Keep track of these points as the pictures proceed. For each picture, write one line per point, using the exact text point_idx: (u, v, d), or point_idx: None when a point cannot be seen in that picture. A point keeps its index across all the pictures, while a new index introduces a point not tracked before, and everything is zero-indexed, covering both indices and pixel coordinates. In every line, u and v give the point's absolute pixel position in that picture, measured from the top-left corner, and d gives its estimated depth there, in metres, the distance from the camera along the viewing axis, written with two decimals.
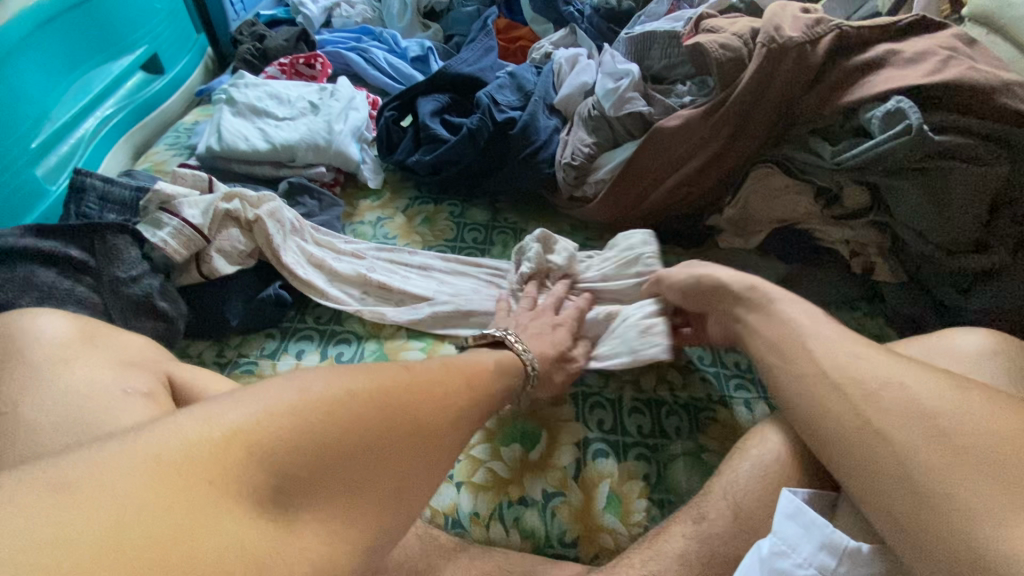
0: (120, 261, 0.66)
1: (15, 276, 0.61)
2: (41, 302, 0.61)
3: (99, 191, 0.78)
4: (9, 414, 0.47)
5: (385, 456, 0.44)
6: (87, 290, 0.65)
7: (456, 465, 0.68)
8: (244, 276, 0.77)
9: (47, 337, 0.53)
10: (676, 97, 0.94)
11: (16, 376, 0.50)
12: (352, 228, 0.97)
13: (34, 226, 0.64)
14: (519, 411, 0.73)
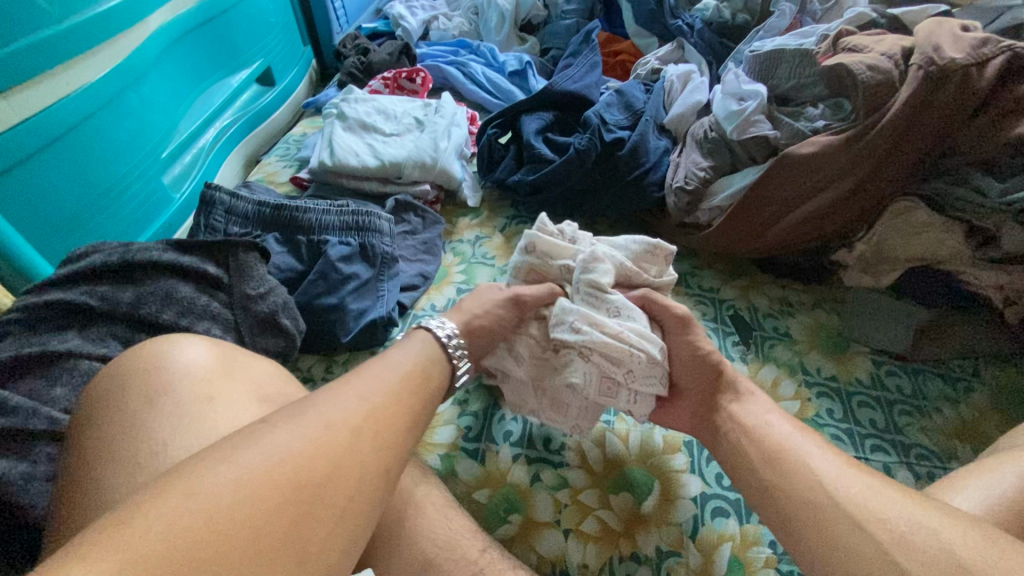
0: (249, 276, 0.65)
1: (158, 289, 0.61)
2: (180, 317, 0.61)
3: (225, 205, 0.81)
4: (160, 459, 0.43)
5: (262, 491, 0.38)
6: (220, 305, 0.64)
7: (563, 511, 0.64)
8: (356, 292, 0.78)
9: (192, 369, 0.49)
10: (807, 121, 0.87)
11: (161, 411, 0.46)
12: (452, 247, 0.96)
13: (177, 240, 0.65)
14: (631, 456, 0.69)
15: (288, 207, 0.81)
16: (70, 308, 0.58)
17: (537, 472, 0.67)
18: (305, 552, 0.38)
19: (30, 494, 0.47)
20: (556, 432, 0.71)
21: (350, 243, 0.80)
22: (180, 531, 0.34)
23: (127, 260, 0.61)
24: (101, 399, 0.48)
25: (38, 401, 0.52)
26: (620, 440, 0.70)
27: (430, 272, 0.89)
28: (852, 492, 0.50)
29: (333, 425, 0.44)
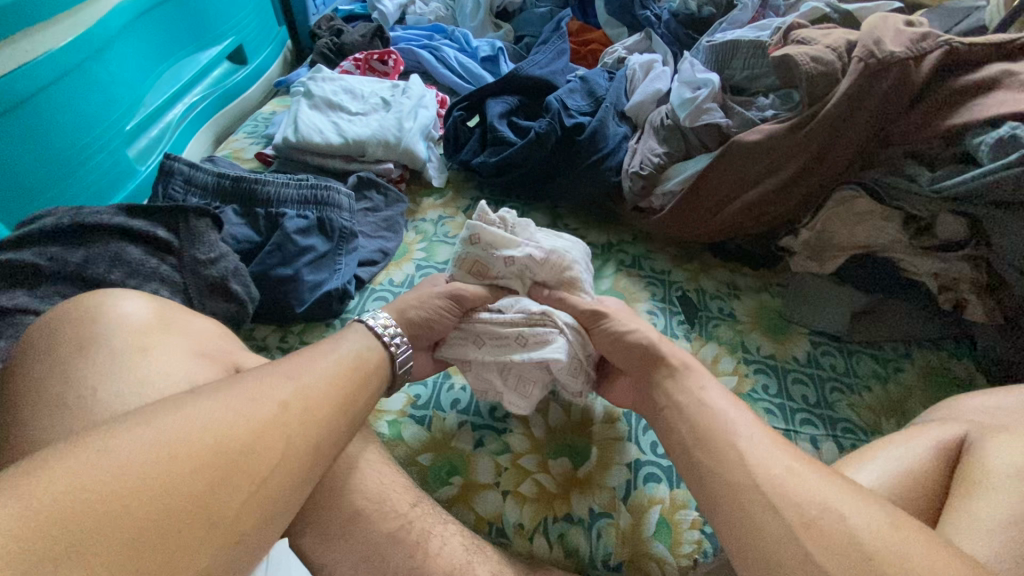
0: (199, 242, 0.66)
1: (107, 250, 0.63)
2: (129, 278, 0.62)
3: (185, 175, 0.82)
4: (91, 400, 0.45)
5: (189, 460, 0.41)
6: (170, 268, 0.66)
7: (503, 474, 0.67)
8: (311, 264, 0.79)
9: (130, 324, 0.51)
10: (758, 110, 0.90)
11: (97, 361, 0.48)
12: (414, 226, 0.98)
13: (128, 205, 0.66)
14: (571, 424, 0.71)
15: (246, 178, 0.82)
16: (17, 266, 0.59)
17: (481, 438, 0.70)
18: (223, 515, 0.41)
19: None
20: (502, 401, 0.73)
21: (308, 216, 0.82)
22: (92, 489, 0.37)
23: (78, 222, 0.62)
24: (34, 352, 0.49)
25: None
26: (563, 410, 0.73)
27: (389, 248, 0.91)
28: (758, 453, 0.53)
29: (265, 402, 0.47)
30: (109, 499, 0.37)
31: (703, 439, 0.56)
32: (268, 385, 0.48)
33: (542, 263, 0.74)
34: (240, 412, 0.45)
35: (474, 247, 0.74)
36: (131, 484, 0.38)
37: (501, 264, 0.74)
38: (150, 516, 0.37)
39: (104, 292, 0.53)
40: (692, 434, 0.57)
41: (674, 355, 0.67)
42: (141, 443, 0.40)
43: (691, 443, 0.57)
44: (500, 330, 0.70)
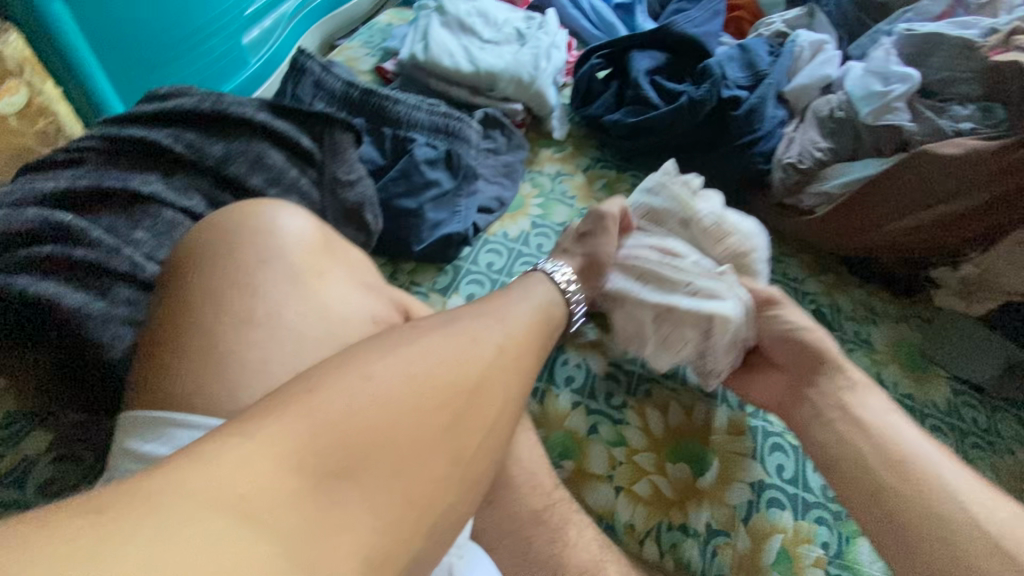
0: (341, 158, 0.60)
1: (248, 149, 0.56)
2: (269, 185, 0.56)
3: (315, 76, 0.75)
4: (275, 321, 0.40)
5: (424, 391, 0.38)
6: (309, 183, 0.59)
7: (617, 468, 0.62)
8: (435, 200, 0.73)
9: (294, 240, 0.44)
10: (950, 118, 0.78)
11: (271, 277, 0.42)
12: (530, 177, 0.89)
13: (273, 102, 0.59)
14: (693, 429, 0.65)
15: (377, 93, 0.75)
16: (155, 150, 0.54)
17: (595, 424, 0.64)
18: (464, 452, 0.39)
19: (108, 333, 0.44)
20: (619, 389, 0.67)
21: (436, 147, 0.75)
22: (345, 421, 0.35)
23: (219, 111, 0.56)
24: (193, 253, 0.43)
25: (118, 240, 0.48)
26: (685, 412, 0.67)
27: (506, 197, 0.83)
28: (952, 495, 0.49)
29: (478, 341, 0.44)
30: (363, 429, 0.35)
31: (871, 479, 0.52)
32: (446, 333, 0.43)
33: (721, 230, 0.68)
34: (455, 345, 0.42)
35: (655, 195, 0.72)
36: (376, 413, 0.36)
37: (677, 221, 0.70)
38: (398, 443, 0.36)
39: (267, 199, 0.46)
40: (851, 474, 0.53)
41: (833, 364, 0.61)
42: (376, 373, 0.38)
43: (864, 481, 0.52)
44: (651, 259, 0.67)
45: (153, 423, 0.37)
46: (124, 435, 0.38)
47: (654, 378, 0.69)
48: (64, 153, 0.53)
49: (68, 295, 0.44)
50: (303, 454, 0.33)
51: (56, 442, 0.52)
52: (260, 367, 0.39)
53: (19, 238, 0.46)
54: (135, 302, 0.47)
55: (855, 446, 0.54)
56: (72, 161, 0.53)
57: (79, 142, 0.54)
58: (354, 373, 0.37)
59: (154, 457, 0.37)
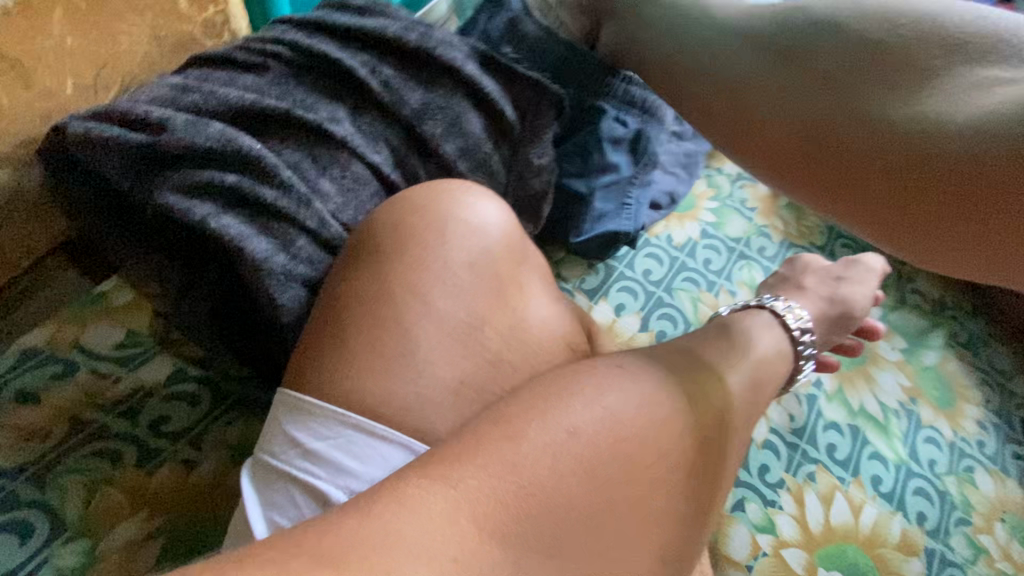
0: (539, 141, 0.51)
1: (451, 107, 0.47)
2: (461, 158, 0.47)
3: (512, 15, 0.63)
4: (470, 333, 0.38)
5: (633, 469, 0.33)
6: (500, 162, 0.49)
7: (760, 559, 0.52)
8: (609, 186, 0.62)
9: (494, 237, 0.40)
10: None
11: (472, 280, 0.38)
12: (707, 173, 0.75)
13: (484, 51, 0.49)
14: (855, 535, 0.54)
15: (580, 48, 0.61)
16: (347, 78, 0.45)
17: (742, 499, 0.54)
18: (666, 546, 0.34)
19: (288, 294, 0.39)
20: (776, 462, 0.56)
21: (626, 125, 0.63)
22: (553, 485, 0.31)
23: (425, 48, 0.47)
24: (392, 239, 0.39)
25: (307, 187, 0.42)
26: (850, 510, 0.55)
27: (679, 194, 0.71)
28: (964, 111, 0.40)
29: (699, 402, 0.37)
30: (570, 503, 0.31)
31: (856, 148, 0.43)
32: (661, 395, 0.36)
33: None
34: (677, 403, 0.36)
35: None
36: (583, 486, 0.32)
37: None
38: (602, 525, 0.32)
39: (469, 183, 0.42)
40: (835, 148, 0.44)
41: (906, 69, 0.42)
42: (587, 426, 0.33)
43: (867, 155, 0.43)
44: None
45: (329, 423, 0.35)
46: (288, 426, 0.35)
47: (821, 460, 0.57)
48: (246, 53, 0.45)
49: (253, 240, 0.39)
50: (497, 511, 0.30)
51: (179, 373, 0.48)
52: (448, 380, 0.36)
53: (203, 160, 0.40)
54: (315, 262, 0.41)
55: (812, 124, 0.45)
56: (255, 65, 0.45)
57: (275, 47, 0.45)
58: (561, 422, 0.33)
59: (326, 461, 0.34)
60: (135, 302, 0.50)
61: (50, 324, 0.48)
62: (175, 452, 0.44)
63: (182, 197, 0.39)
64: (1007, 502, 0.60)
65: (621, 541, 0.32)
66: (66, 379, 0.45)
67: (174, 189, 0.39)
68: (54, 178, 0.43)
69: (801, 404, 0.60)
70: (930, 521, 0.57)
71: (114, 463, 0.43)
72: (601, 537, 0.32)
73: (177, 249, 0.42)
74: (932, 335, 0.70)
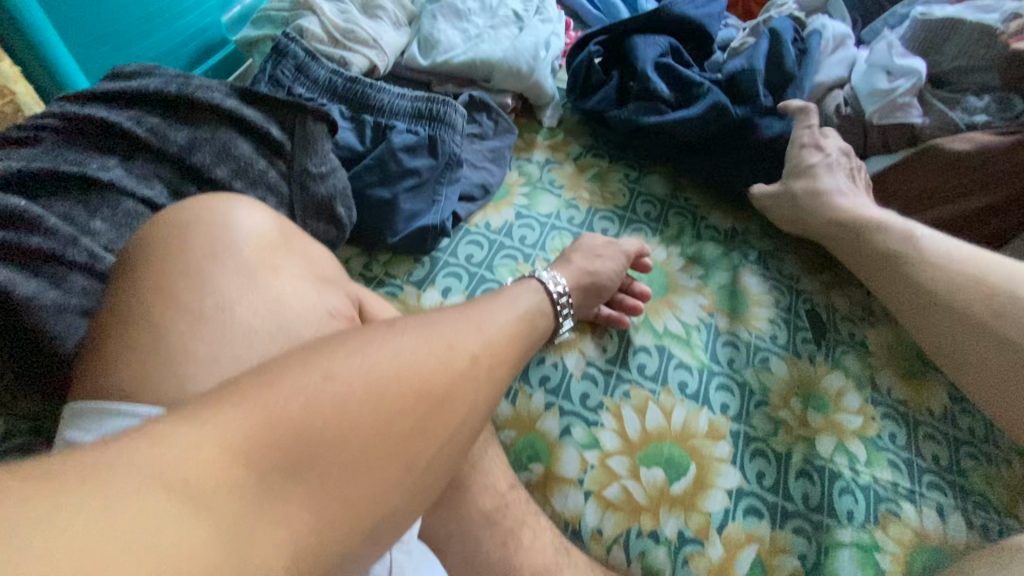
0: (314, 151, 0.58)
1: (215, 138, 0.54)
2: (234, 177, 0.54)
3: (298, 61, 0.72)
4: (227, 314, 0.41)
5: (374, 398, 0.39)
6: (277, 175, 0.56)
7: (589, 472, 0.60)
8: (412, 190, 0.70)
9: (253, 237, 0.45)
10: (964, 112, 0.76)
11: (225, 268, 0.43)
12: (518, 164, 0.86)
13: (243, 89, 0.58)
14: (669, 433, 0.63)
15: (360, 81, 0.72)
16: (115, 133, 0.52)
17: (568, 425, 0.62)
18: (418, 457, 0.40)
19: (62, 324, 0.44)
20: (595, 389, 0.65)
21: (419, 133, 0.72)
22: (299, 416, 0.36)
23: (185, 96, 0.54)
24: (153, 248, 0.43)
25: (76, 229, 0.47)
26: (663, 413, 0.64)
27: (491, 184, 0.80)
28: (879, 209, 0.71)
29: (438, 342, 0.44)
30: (304, 426, 0.36)
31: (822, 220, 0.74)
32: (400, 336, 0.43)
33: None
34: (420, 342, 0.43)
35: None
36: (321, 415, 0.37)
37: None
38: (341, 443, 0.37)
39: (229, 196, 0.48)
40: (832, 239, 0.73)
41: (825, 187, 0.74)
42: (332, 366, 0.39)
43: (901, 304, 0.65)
44: None
45: (93, 417, 0.38)
46: (67, 431, 0.39)
47: (633, 378, 0.66)
48: (19, 131, 0.51)
49: (21, 283, 0.43)
50: (243, 440, 0.34)
51: (5, 433, 0.50)
52: (203, 360, 0.39)
53: None
54: (90, 292, 0.46)
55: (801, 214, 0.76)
56: (27, 138, 0.51)
57: (39, 121, 0.52)
58: (310, 361, 0.39)
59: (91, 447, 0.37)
60: None
61: None
62: None
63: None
64: (799, 378, 0.70)
65: (366, 456, 0.37)
66: None
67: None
68: None
69: (613, 339, 0.70)
70: (733, 410, 0.66)
71: None
72: (343, 454, 0.37)
73: None
74: (727, 259, 0.80)
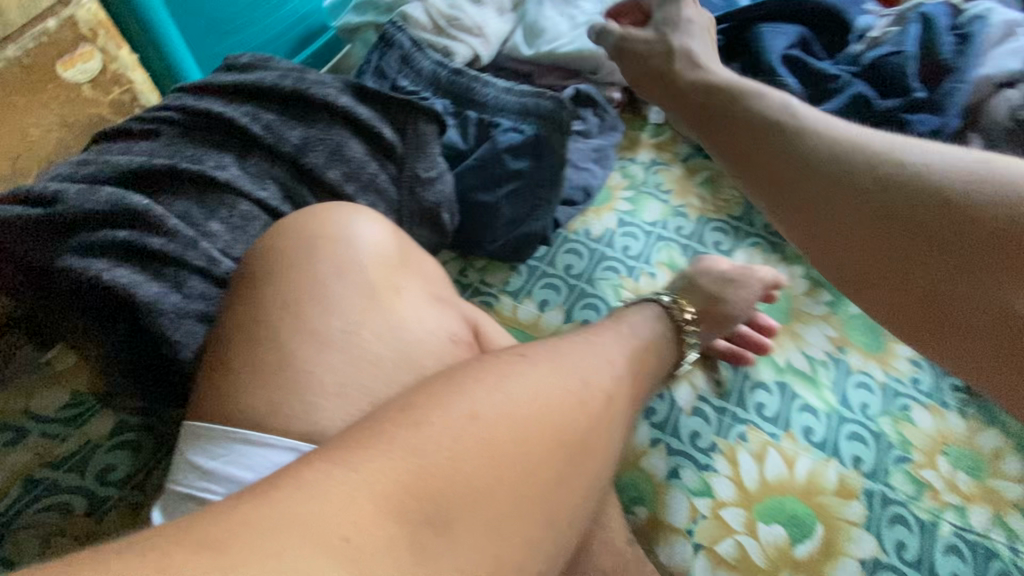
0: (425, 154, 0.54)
1: (328, 136, 0.51)
2: (346, 181, 0.51)
3: (403, 51, 0.69)
4: (348, 339, 0.39)
5: (502, 452, 0.34)
6: (387, 179, 0.53)
7: (699, 522, 0.54)
8: (514, 194, 0.65)
9: (369, 250, 0.42)
10: None
11: (343, 284, 0.40)
12: (621, 165, 0.78)
13: (355, 83, 0.54)
14: (792, 486, 0.56)
15: (466, 73, 0.69)
16: (230, 129, 0.50)
17: (677, 467, 0.56)
18: (553, 519, 0.36)
19: (181, 331, 0.42)
20: (707, 427, 0.58)
21: (524, 132, 0.66)
22: (434, 472, 0.33)
23: (301, 90, 0.51)
24: (272, 260, 0.41)
25: (195, 231, 0.45)
26: (785, 463, 0.57)
27: (593, 187, 0.74)
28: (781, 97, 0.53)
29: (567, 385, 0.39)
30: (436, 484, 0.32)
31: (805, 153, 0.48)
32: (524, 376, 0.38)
33: None
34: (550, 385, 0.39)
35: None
36: (453, 472, 0.33)
37: None
38: (472, 506, 0.33)
39: (344, 204, 0.45)
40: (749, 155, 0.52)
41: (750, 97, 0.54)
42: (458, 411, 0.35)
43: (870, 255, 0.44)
44: None
45: (222, 442, 0.36)
46: (191, 453, 0.37)
47: (750, 419, 0.59)
48: (140, 123, 0.50)
49: (144, 287, 0.42)
50: (383, 500, 0.31)
51: (121, 425, 0.51)
52: (322, 390, 0.37)
53: (97, 222, 0.44)
54: (208, 297, 0.44)
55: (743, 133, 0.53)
56: (149, 131, 0.50)
57: (158, 114, 0.50)
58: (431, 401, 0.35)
59: (222, 476, 0.36)
60: (79, 365, 0.54)
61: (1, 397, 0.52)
62: (121, 498, 0.48)
63: (78, 257, 0.43)
64: (947, 434, 0.60)
65: (498, 519, 0.33)
66: (17, 445, 0.49)
67: (72, 251, 0.43)
68: None
69: (728, 371, 0.62)
70: (867, 464, 0.58)
71: (64, 515, 0.46)
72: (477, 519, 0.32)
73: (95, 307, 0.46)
74: None
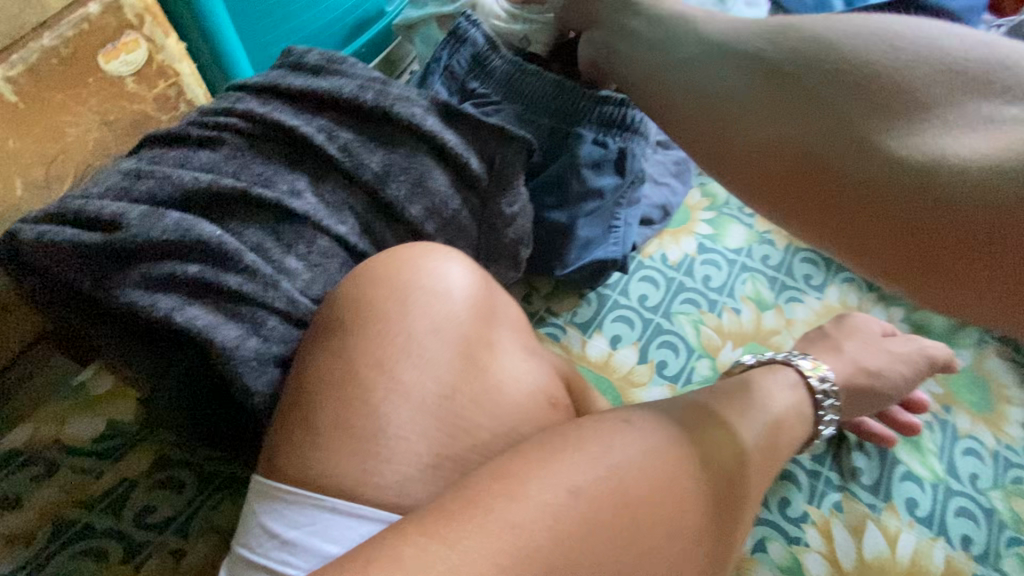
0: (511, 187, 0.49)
1: (413, 165, 0.45)
2: (429, 217, 0.45)
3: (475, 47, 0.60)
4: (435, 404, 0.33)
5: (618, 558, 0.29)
6: (470, 215, 0.48)
7: None
8: (591, 213, 0.59)
9: (457, 302, 0.37)
10: None
11: (429, 343, 0.35)
12: (700, 181, 0.71)
13: (445, 104, 0.47)
14: (897, 569, 0.49)
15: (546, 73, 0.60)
16: (305, 147, 0.44)
17: (764, 538, 0.50)
18: None
19: (257, 380, 0.37)
20: (800, 495, 0.52)
21: (607, 146, 0.59)
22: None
23: (383, 108, 0.45)
24: (353, 314, 0.36)
25: (272, 268, 0.40)
26: (887, 542, 0.51)
27: (672, 206, 0.67)
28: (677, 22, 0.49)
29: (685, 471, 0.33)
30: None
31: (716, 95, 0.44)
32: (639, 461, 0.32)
33: None
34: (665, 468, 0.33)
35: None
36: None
37: None
38: None
39: (432, 245, 0.39)
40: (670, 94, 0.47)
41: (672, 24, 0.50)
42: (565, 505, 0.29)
43: (981, 223, 0.31)
44: None
45: (305, 509, 0.31)
46: (265, 517, 0.32)
47: (847, 487, 0.53)
48: (200, 129, 0.44)
49: (220, 329, 0.37)
50: None
51: (161, 461, 0.46)
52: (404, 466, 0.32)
53: (159, 252, 0.38)
54: (288, 340, 0.39)
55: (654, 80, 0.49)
56: (210, 140, 0.43)
57: (224, 123, 0.44)
58: (536, 495, 0.29)
59: (305, 549, 0.30)
60: (116, 390, 0.50)
61: (32, 424, 0.47)
62: (160, 543, 0.43)
63: (143, 293, 0.37)
64: None
65: None
66: (48, 479, 0.45)
67: (133, 284, 0.37)
68: (25, 285, 0.41)
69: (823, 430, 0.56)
70: (978, 546, 0.51)
71: (100, 563, 0.42)
72: None
73: (147, 341, 0.40)
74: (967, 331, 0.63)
